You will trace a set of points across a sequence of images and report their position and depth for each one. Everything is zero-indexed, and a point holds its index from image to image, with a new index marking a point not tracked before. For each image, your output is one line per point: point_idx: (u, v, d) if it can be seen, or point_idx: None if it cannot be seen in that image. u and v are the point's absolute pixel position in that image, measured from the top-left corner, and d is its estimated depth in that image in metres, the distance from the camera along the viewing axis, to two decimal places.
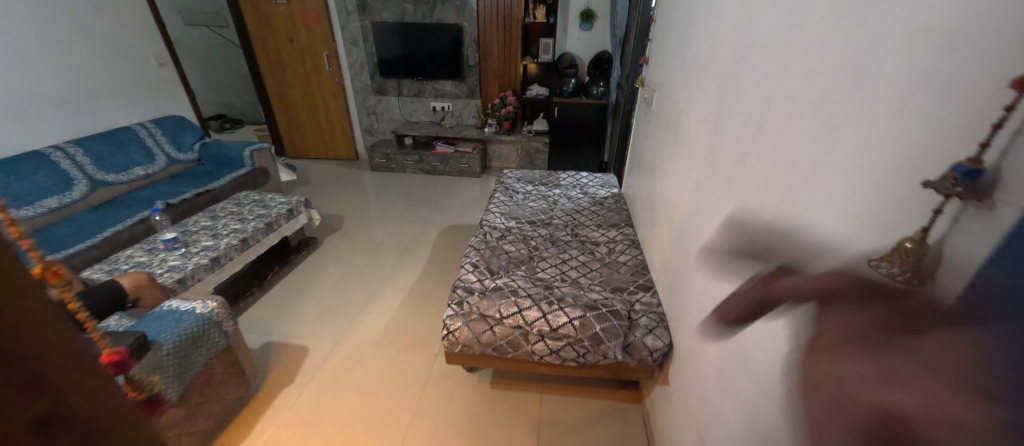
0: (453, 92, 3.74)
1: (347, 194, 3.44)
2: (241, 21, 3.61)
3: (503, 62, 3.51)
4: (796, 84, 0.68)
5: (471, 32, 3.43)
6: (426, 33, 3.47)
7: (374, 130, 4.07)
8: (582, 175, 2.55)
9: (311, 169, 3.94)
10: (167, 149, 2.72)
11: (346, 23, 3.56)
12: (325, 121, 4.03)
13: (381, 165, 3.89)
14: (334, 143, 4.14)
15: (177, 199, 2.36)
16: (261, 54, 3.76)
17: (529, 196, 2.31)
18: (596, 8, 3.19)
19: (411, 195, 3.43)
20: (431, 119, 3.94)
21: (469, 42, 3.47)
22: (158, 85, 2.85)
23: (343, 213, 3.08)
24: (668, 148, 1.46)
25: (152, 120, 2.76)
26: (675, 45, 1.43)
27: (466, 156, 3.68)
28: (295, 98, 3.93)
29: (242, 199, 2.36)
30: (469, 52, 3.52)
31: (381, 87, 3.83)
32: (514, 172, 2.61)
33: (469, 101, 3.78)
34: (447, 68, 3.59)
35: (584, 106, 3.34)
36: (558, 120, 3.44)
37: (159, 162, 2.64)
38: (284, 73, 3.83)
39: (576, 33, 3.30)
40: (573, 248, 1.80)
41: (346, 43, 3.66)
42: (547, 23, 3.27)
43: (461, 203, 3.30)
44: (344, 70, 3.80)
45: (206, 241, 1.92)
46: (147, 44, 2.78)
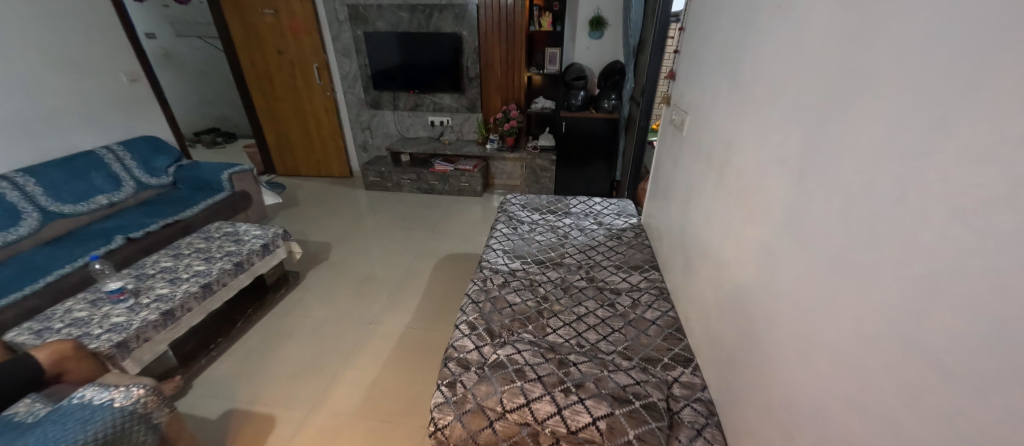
0: (452, 105, 3.48)
1: (337, 217, 3.19)
2: (227, 32, 3.39)
3: (507, 73, 3.25)
4: (1014, 138, 0.39)
5: (472, 43, 3.19)
6: (424, 43, 3.22)
7: (368, 146, 3.82)
8: (595, 201, 2.27)
9: (302, 189, 3.70)
10: (136, 173, 2.48)
11: (338, 34, 3.33)
12: (317, 137, 3.79)
13: (376, 184, 3.64)
14: (327, 160, 3.90)
15: (141, 232, 2.11)
16: (248, 67, 3.53)
17: (535, 228, 2.03)
18: (606, 15, 2.92)
19: (407, 218, 3.17)
20: (429, 134, 3.68)
21: (470, 53, 3.22)
22: (130, 103, 2.62)
23: (332, 240, 2.82)
24: (708, 186, 1.19)
25: (121, 141, 2.52)
26: (718, 58, 1.16)
27: (466, 174, 3.42)
28: (284, 113, 3.70)
29: (213, 232, 2.11)
30: (469, 63, 3.26)
31: (375, 101, 3.58)
32: (518, 197, 2.35)
33: (469, 115, 3.53)
34: (446, 80, 3.34)
35: (595, 121, 3.07)
36: (567, 136, 3.17)
37: (127, 189, 2.40)
38: (272, 87, 3.59)
39: (584, 42, 3.04)
40: (589, 298, 1.51)
41: (338, 55, 3.43)
42: (553, 32, 3.01)
43: (461, 226, 3.04)
44: (336, 84, 3.57)
45: (162, 288, 1.66)
46: (119, 59, 2.56)
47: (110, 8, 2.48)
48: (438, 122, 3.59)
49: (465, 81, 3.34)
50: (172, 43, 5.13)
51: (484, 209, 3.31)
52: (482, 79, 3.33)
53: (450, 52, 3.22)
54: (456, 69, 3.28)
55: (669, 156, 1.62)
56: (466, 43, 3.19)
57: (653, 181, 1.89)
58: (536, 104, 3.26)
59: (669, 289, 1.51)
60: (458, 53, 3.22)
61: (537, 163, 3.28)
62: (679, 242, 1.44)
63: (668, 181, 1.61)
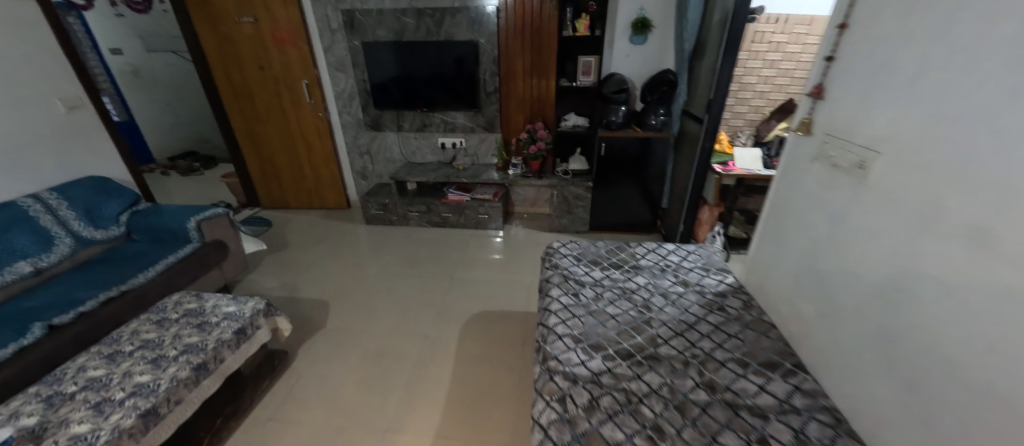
0: (467, 125, 2.98)
1: (335, 263, 2.67)
2: (199, 46, 2.88)
3: (531, 86, 2.79)
4: None
5: (490, 52, 2.71)
6: (433, 53, 2.73)
7: (368, 172, 3.31)
8: (667, 249, 1.78)
9: (292, 226, 3.18)
10: (75, 226, 1.95)
11: (330, 44, 2.83)
12: (308, 165, 3.27)
13: (379, 217, 3.12)
14: (320, 191, 3.38)
15: (71, 314, 1.58)
16: (225, 86, 3.01)
17: (601, 294, 1.54)
18: (652, 16, 2.47)
19: (419, 261, 2.66)
20: (439, 158, 3.18)
21: (488, 63, 2.75)
22: (70, 137, 2.09)
23: (329, 298, 2.30)
24: (989, 288, 0.69)
25: (55, 186, 1.98)
26: (997, 71, 0.68)
27: (485, 204, 2.93)
28: (270, 138, 3.18)
29: (169, 311, 1.57)
30: (488, 75, 2.79)
31: (376, 121, 3.07)
32: (567, 244, 1.85)
33: (486, 135, 3.03)
34: (459, 96, 2.85)
35: (640, 140, 2.61)
36: (606, 159, 2.69)
37: (61, 248, 1.87)
38: (254, 108, 3.07)
39: (625, 48, 2.58)
40: (725, 428, 1.01)
41: (331, 69, 2.92)
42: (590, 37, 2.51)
43: (485, 272, 2.53)
44: (330, 102, 3.06)
45: (81, 422, 1.12)
46: (55, 82, 2.03)
47: (40, 18, 1.96)
48: (450, 144, 3.09)
49: (482, 96, 2.86)
50: (142, 59, 4.61)
51: (508, 247, 2.80)
52: (502, 95, 2.85)
53: (464, 63, 2.74)
54: (472, 83, 2.79)
55: (816, 206, 1.13)
56: (484, 52, 2.71)
57: (767, 232, 1.40)
58: (567, 122, 2.81)
59: (845, 412, 1.01)
60: (474, 65, 2.74)
61: (570, 190, 2.79)
62: (869, 345, 0.95)
63: (819, 244, 1.12)
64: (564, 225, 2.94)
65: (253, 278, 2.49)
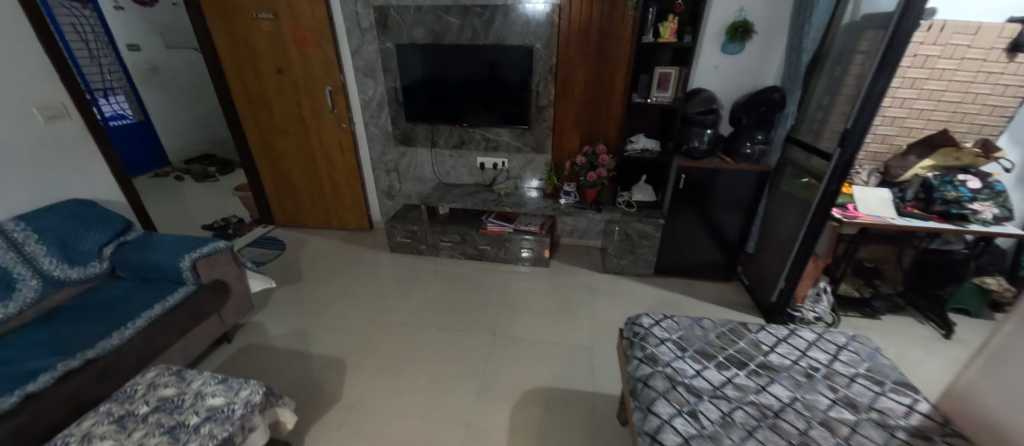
0: (512, 143, 2.55)
1: (354, 303, 2.27)
2: (212, 45, 2.53)
3: (591, 102, 2.35)
4: None
5: (546, 59, 2.28)
6: (478, 59, 2.29)
7: (394, 191, 2.92)
8: (804, 341, 1.29)
9: (307, 251, 2.81)
10: (45, 264, 1.60)
11: (359, 46, 2.44)
12: (328, 182, 2.90)
13: (405, 245, 2.72)
14: (340, 210, 3.00)
15: (13, 397, 1.21)
16: (240, 91, 2.66)
17: (732, 416, 1.07)
18: (754, 19, 1.98)
19: (451, 307, 2.24)
20: (477, 179, 2.74)
21: (541, 72, 2.31)
22: (48, 153, 1.74)
23: (345, 355, 1.90)
24: None
25: (24, 212, 1.63)
26: None
27: (530, 238, 2.49)
28: (287, 150, 2.82)
29: (138, 401, 1.19)
30: (540, 87, 2.36)
31: (406, 135, 2.66)
32: (660, 323, 1.39)
33: (533, 156, 2.58)
34: (505, 111, 2.41)
35: (728, 173, 2.12)
36: (682, 193, 2.21)
37: (24, 293, 1.53)
38: (271, 116, 2.71)
39: (715, 58, 2.09)
40: None
41: (358, 75, 2.53)
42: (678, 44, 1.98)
43: (531, 325, 2.09)
44: (356, 112, 2.67)
45: None
46: (32, 87, 1.68)
47: (15, 9, 1.60)
48: (491, 164, 2.66)
49: (531, 111, 2.42)
50: (162, 55, 4.38)
51: (555, 291, 2.36)
52: (555, 111, 2.41)
53: (514, 72, 2.29)
54: (521, 96, 2.35)
55: None
56: (538, 60, 2.28)
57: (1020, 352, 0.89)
58: (634, 147, 2.30)
59: None
60: (525, 74, 2.29)
61: (634, 227, 2.32)
62: None
63: None
64: (622, 267, 2.47)
65: (259, 319, 2.12)
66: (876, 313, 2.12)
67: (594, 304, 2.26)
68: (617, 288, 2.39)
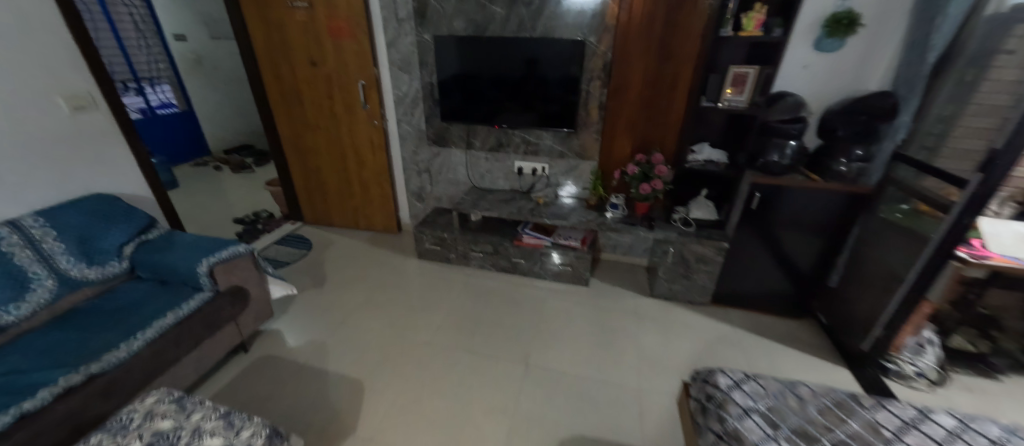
0: (554, 148, 2.31)
1: (377, 314, 2.12)
2: (247, 36, 2.44)
3: (649, 105, 2.06)
4: None
5: (600, 55, 2.02)
6: (523, 53, 2.05)
7: (425, 194, 2.75)
8: (945, 432, 0.98)
9: (333, 252, 2.70)
10: (61, 263, 1.53)
11: (395, 38, 2.27)
12: (357, 181, 2.77)
13: (433, 252, 2.54)
14: (368, 210, 2.87)
15: (6, 417, 1.10)
16: (273, 84, 2.56)
17: None
18: (861, 10, 1.64)
19: (479, 326, 2.04)
20: (513, 185, 2.52)
21: (593, 70, 2.06)
22: (73, 144, 1.67)
23: (364, 376, 1.73)
24: None
25: (45, 208, 1.56)
26: None
27: (569, 254, 2.25)
28: (318, 146, 2.71)
29: (131, 434, 1.05)
30: (590, 87, 2.10)
31: (440, 135, 2.48)
32: (741, 386, 1.11)
33: (577, 162, 2.33)
34: (549, 113, 2.16)
35: (814, 194, 1.79)
36: (753, 214, 1.90)
37: (38, 294, 1.45)
38: (303, 110, 2.60)
39: (805, 56, 1.76)
40: None
41: (392, 69, 2.36)
42: (764, 38, 1.66)
43: (568, 356, 1.85)
44: (389, 109, 2.51)
45: None
46: (58, 76, 1.60)
47: None
48: (530, 170, 2.43)
49: (579, 113, 2.17)
50: (206, 46, 4.44)
51: (596, 315, 2.11)
52: (606, 114, 2.14)
53: (563, 69, 2.04)
54: (569, 95, 2.10)
55: None
56: (590, 56, 2.03)
57: None
58: (696, 158, 2.01)
59: None
60: (574, 71, 2.03)
61: (692, 250, 2.02)
62: None
63: None
64: (673, 292, 2.18)
65: (279, 327, 2.01)
66: (994, 372, 1.74)
67: (640, 334, 2.00)
68: (667, 317, 2.10)
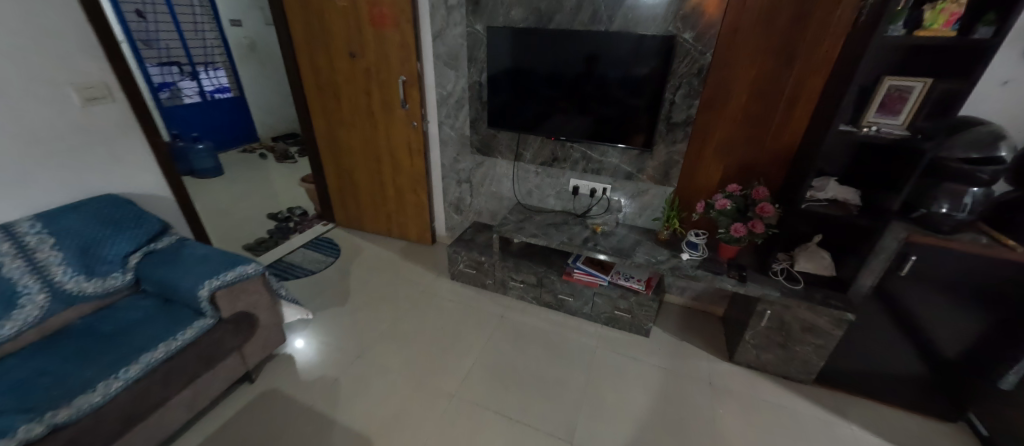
0: (621, 168, 1.90)
1: (398, 347, 1.85)
2: (285, 21, 2.22)
3: (754, 124, 1.59)
4: None
5: (696, 58, 1.55)
6: (587, 50, 1.65)
7: (463, 206, 2.45)
8: None
9: (361, 263, 2.48)
10: (57, 274, 1.36)
11: (443, 28, 1.95)
12: (392, 186, 2.52)
13: (468, 276, 2.24)
14: (402, 218, 2.62)
15: None
16: (310, 77, 2.35)
17: None
18: None
19: (514, 379, 1.70)
20: (565, 206, 2.14)
21: (683, 76, 1.60)
22: (84, 140, 1.50)
23: (375, 433, 1.46)
24: None
25: (48, 210, 1.41)
26: None
27: (629, 298, 1.84)
28: (353, 145, 2.48)
29: None
30: (676, 97, 1.65)
31: (485, 143, 2.14)
32: None
33: (647, 187, 1.91)
34: (614, 126, 1.76)
35: (1003, 266, 1.26)
36: (895, 279, 1.42)
37: (26, 312, 1.28)
38: (340, 106, 2.37)
39: (1008, 67, 1.24)
40: None
41: (437, 64, 2.06)
42: (958, 40, 1.14)
43: (625, 437, 1.47)
44: (431, 109, 2.21)
45: None
46: (70, 62, 1.43)
47: None
48: (588, 191, 2.04)
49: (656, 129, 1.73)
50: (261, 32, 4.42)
51: (658, 380, 1.69)
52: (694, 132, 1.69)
53: (628, 68, 1.62)
54: (642, 107, 1.67)
55: None
56: (681, 58, 1.57)
57: None
58: (818, 196, 1.52)
59: None
60: (643, 73, 1.61)
61: (798, 316, 1.55)
62: None
63: None
64: (761, 362, 1.72)
65: (291, 352, 1.79)
66: None
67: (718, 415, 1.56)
68: (751, 393, 1.65)
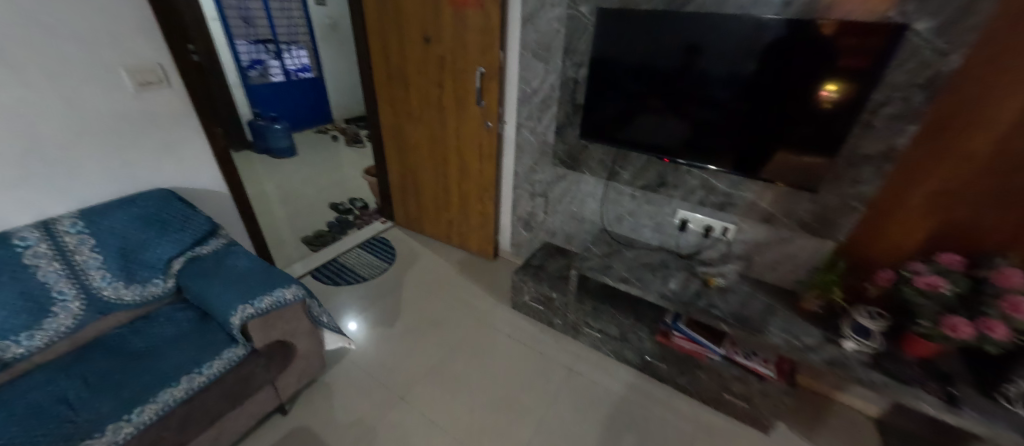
0: (756, 206, 1.39)
1: (445, 394, 1.56)
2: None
3: (1013, 170, 1.00)
4: None
5: (927, 62, 0.99)
6: (690, 37, 1.23)
7: (535, 222, 2.09)
8: None
9: (416, 273, 2.24)
10: (94, 279, 1.23)
11: (536, 10, 1.56)
12: (456, 191, 2.23)
13: (532, 309, 1.89)
14: (463, 227, 2.33)
15: None
16: (380, 63, 2.10)
17: None
18: None
19: None
20: (664, 242, 1.69)
21: (829, 88, 1.09)
22: (136, 130, 1.36)
23: None
24: None
25: (93, 207, 1.29)
26: None
27: (749, 383, 1.35)
28: (419, 142, 2.22)
29: None
30: (819, 117, 1.14)
31: (573, 155, 1.73)
32: None
33: (792, 235, 1.39)
34: (708, 142, 1.34)
35: None
36: None
37: (59, 321, 1.17)
38: (408, 99, 2.11)
39: None
40: None
41: (524, 54, 1.68)
42: None
43: None
44: (510, 108, 1.86)
45: None
46: (122, 42, 1.27)
47: None
48: (702, 229, 1.57)
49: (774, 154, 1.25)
50: None
51: None
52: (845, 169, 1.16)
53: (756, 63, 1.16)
54: (773, 123, 1.21)
55: None
56: (833, 61, 1.06)
57: None
58: None
59: None
60: (778, 76, 1.14)
61: None
62: None
63: None
64: None
65: (331, 380, 1.58)
66: None
67: None
68: None
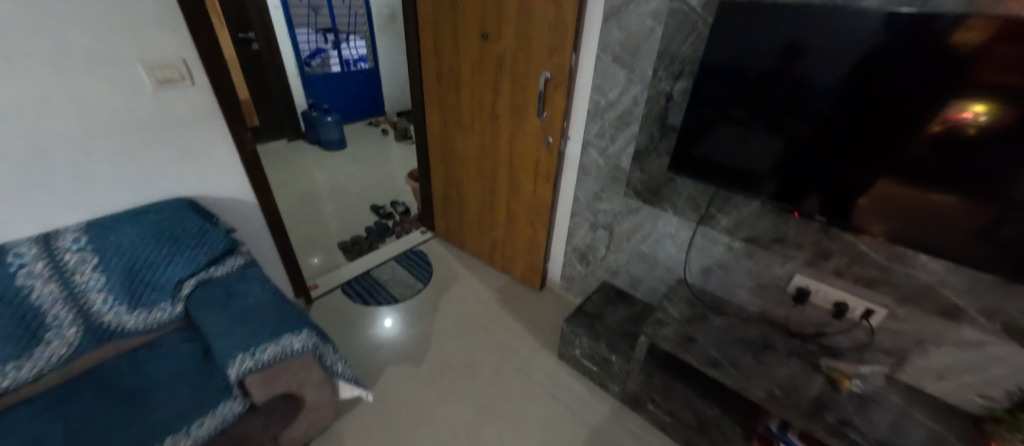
0: (931, 292, 0.97)
1: None
2: None
3: None
4: None
5: None
6: (780, 41, 0.90)
7: (594, 257, 1.76)
8: None
9: (452, 298, 2.00)
10: (95, 304, 1.09)
11: (625, 2, 1.21)
12: (504, 211, 1.95)
13: (583, 364, 1.57)
14: (508, 250, 2.05)
15: None
16: (431, 62, 1.86)
17: None
18: None
19: None
20: (768, 311, 1.30)
21: (973, 110, 0.75)
22: (155, 133, 1.21)
23: None
24: None
25: (103, 221, 1.16)
26: None
27: None
28: (466, 152, 1.96)
29: None
30: (955, 152, 0.79)
31: (653, 187, 1.38)
32: None
33: (986, 338, 0.95)
34: (795, 179, 1.01)
35: None
36: None
37: (52, 350, 1.03)
38: (457, 102, 1.85)
39: None
40: None
41: (602, 58, 1.34)
42: None
43: None
44: (577, 122, 1.53)
45: None
46: (138, 33, 1.10)
47: None
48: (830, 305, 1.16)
49: (878, 195, 0.92)
50: None
51: None
52: (991, 221, 0.82)
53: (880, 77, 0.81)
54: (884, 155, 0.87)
55: None
56: (986, 72, 0.72)
57: None
58: None
59: None
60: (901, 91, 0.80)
61: None
62: None
63: None
64: None
65: (345, 428, 1.38)
66: None
67: None
68: None
